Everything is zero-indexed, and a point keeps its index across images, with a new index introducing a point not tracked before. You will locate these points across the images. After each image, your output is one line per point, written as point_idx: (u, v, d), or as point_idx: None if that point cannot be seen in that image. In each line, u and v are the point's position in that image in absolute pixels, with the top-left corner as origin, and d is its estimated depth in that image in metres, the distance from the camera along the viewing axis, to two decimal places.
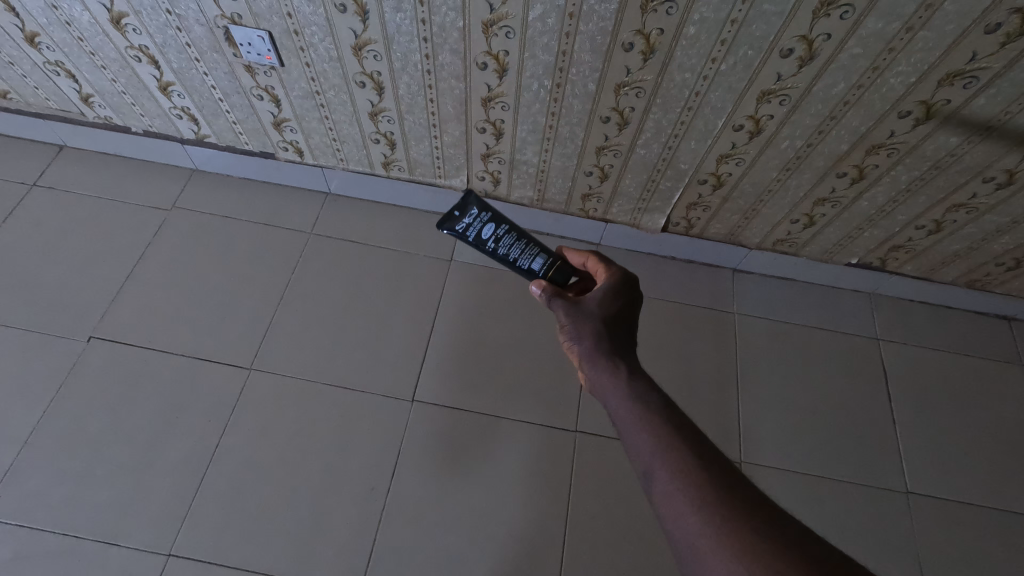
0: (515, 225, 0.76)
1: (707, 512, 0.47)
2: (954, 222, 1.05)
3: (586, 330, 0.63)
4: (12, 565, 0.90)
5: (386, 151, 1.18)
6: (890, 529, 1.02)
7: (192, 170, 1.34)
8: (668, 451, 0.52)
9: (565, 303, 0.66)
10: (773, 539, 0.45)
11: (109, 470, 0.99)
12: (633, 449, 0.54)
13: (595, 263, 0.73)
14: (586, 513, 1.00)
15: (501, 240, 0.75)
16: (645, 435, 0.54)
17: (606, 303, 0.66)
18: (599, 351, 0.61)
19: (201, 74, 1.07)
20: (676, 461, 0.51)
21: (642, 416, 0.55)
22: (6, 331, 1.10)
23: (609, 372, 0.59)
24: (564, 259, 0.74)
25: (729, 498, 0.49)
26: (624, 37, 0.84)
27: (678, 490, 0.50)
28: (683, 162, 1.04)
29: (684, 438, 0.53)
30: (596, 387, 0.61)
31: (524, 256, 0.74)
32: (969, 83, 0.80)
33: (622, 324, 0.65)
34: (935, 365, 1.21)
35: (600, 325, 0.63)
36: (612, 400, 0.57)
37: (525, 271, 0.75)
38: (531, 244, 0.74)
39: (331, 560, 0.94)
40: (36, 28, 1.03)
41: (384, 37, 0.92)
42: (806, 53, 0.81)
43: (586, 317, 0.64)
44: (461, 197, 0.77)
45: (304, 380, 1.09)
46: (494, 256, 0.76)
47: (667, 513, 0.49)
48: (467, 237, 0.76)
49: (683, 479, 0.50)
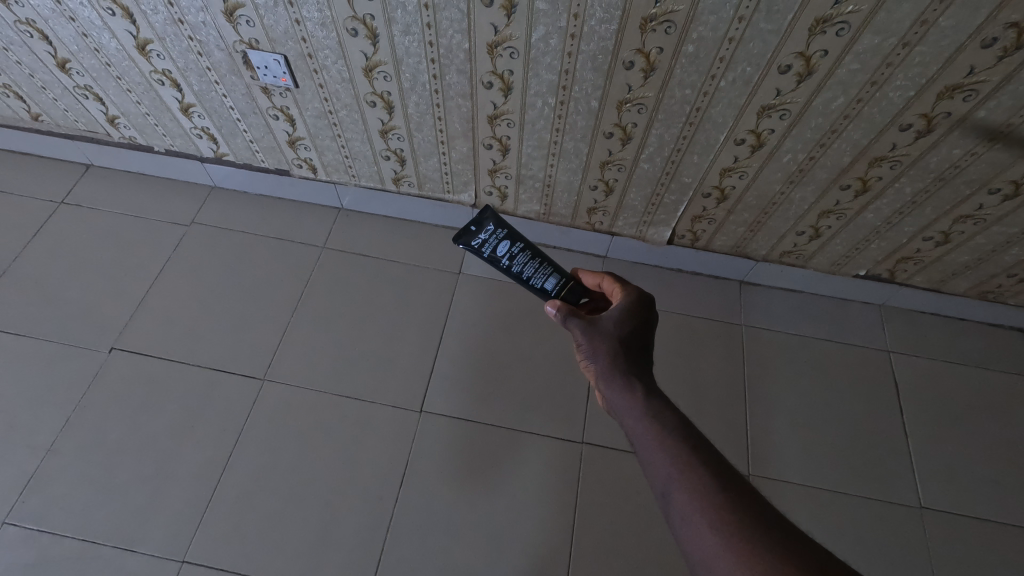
0: (529, 244, 0.79)
1: (725, 534, 0.49)
2: (962, 233, 1.05)
3: (603, 350, 0.65)
4: (33, 570, 0.93)
5: (396, 167, 1.21)
6: (903, 545, 1.00)
7: (210, 187, 1.39)
8: (683, 470, 0.54)
9: (582, 323, 0.68)
10: (788, 559, 0.46)
11: (127, 477, 1.01)
12: (650, 469, 0.56)
13: (611, 284, 0.75)
14: (593, 525, 1.00)
15: (516, 258, 0.79)
16: (661, 454, 0.55)
17: (622, 323, 0.68)
18: (614, 370, 0.64)
19: (220, 96, 1.12)
20: (694, 481, 0.52)
21: (658, 437, 0.57)
22: (33, 342, 1.14)
23: (625, 391, 0.62)
24: (577, 281, 0.80)
25: (746, 519, 0.50)
26: (624, 56, 0.87)
27: (696, 511, 0.51)
28: (686, 176, 1.06)
29: (701, 458, 0.55)
30: (613, 406, 0.63)
31: (539, 275, 0.78)
32: (969, 96, 0.81)
33: (638, 344, 0.67)
34: (948, 377, 1.19)
35: (616, 345, 0.65)
36: (628, 419, 0.60)
37: (537, 289, 0.79)
38: (546, 263, 0.79)
39: (340, 568, 0.95)
40: (67, 55, 1.09)
41: (393, 58, 0.96)
42: (804, 69, 0.83)
43: (602, 337, 0.67)
44: (478, 212, 0.80)
45: (315, 391, 1.12)
46: (508, 273, 0.79)
47: (685, 534, 0.51)
48: (483, 253, 0.79)
49: (700, 500, 0.51)
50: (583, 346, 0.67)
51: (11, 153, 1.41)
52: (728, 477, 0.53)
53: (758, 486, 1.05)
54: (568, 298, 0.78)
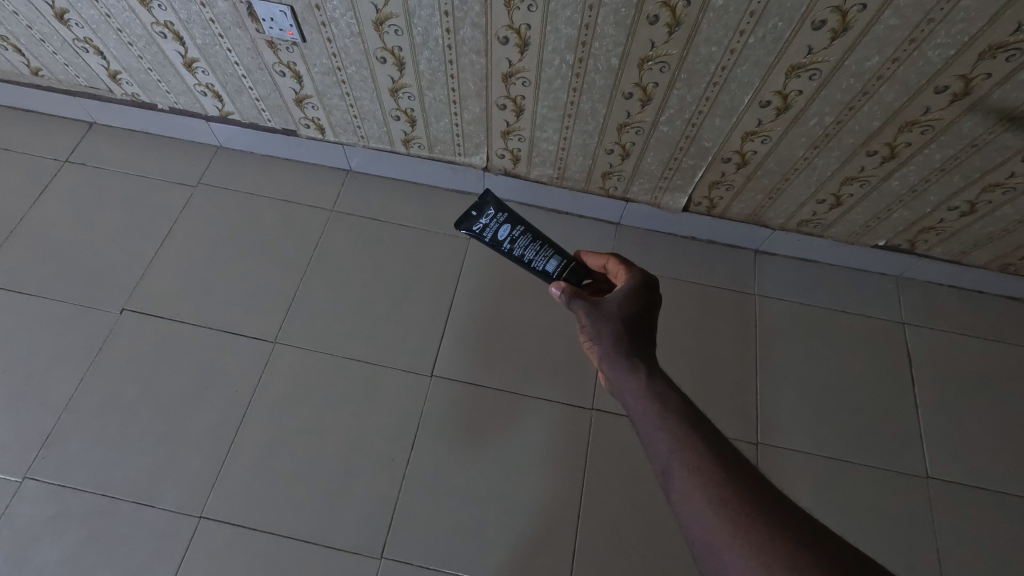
0: (531, 226, 0.78)
1: (726, 515, 0.48)
2: (988, 203, 1.02)
3: (607, 332, 0.64)
4: (56, 522, 0.95)
5: (407, 128, 1.18)
6: (907, 514, 1.01)
7: (216, 147, 1.36)
8: (685, 451, 0.53)
9: (586, 304, 0.67)
10: (788, 538, 0.46)
11: (143, 436, 1.03)
12: (652, 450, 0.55)
13: (615, 264, 0.73)
14: (601, 489, 1.02)
15: (517, 242, 0.77)
16: (663, 436, 0.55)
17: (627, 304, 0.66)
18: (619, 353, 0.62)
19: (224, 50, 1.08)
20: (694, 461, 0.52)
21: (661, 418, 0.56)
22: (43, 302, 1.14)
23: (629, 374, 0.61)
24: (579, 261, 0.78)
25: (747, 499, 0.49)
26: (649, 9, 0.82)
27: (695, 490, 0.51)
28: (707, 139, 1.03)
29: (702, 440, 0.54)
30: (616, 388, 0.62)
31: (540, 258, 0.76)
32: (1012, 56, 0.77)
33: (641, 325, 0.65)
34: (962, 350, 1.18)
35: (619, 326, 0.64)
36: (631, 401, 0.59)
37: (539, 272, 0.78)
38: (548, 245, 0.77)
39: (353, 526, 0.97)
40: (65, 5, 1.05)
41: (405, 11, 0.91)
42: (839, 25, 0.78)
43: (606, 318, 0.65)
44: (478, 197, 0.79)
45: (326, 355, 1.12)
46: (509, 256, 0.78)
47: (684, 513, 0.51)
48: (484, 238, 0.78)
49: (701, 480, 0.51)
50: (585, 328, 0.66)
51: (12, 110, 1.38)
52: (731, 457, 0.53)
53: (767, 453, 1.06)
54: (570, 279, 0.76)
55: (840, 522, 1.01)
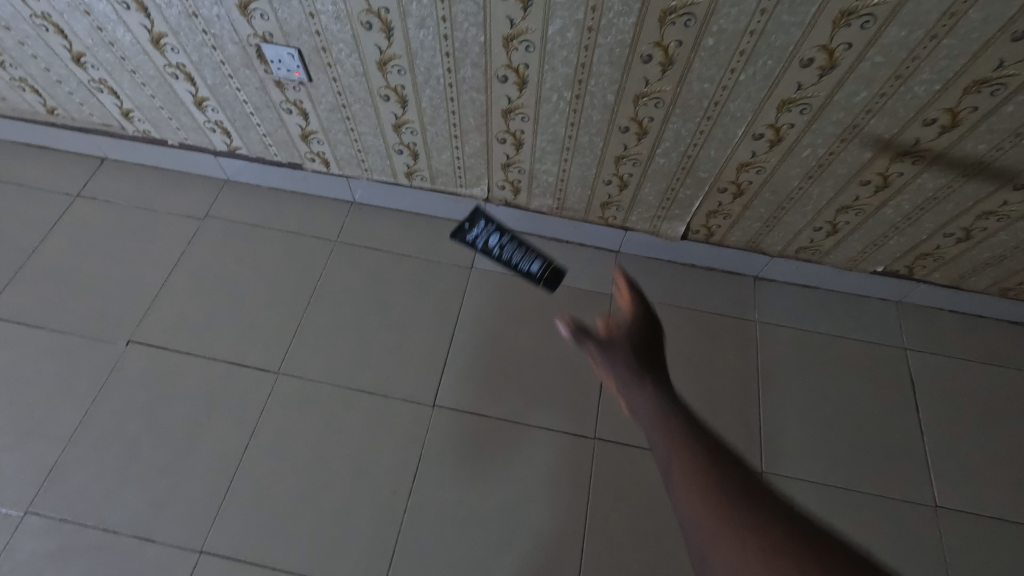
0: None
1: (718, 514, 0.50)
2: (984, 229, 1.03)
3: (610, 358, 0.70)
4: (56, 557, 0.95)
5: (409, 161, 1.21)
6: (918, 544, 1.00)
7: (224, 181, 1.39)
8: (680, 457, 0.56)
9: (591, 336, 0.74)
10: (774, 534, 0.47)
11: (145, 469, 1.03)
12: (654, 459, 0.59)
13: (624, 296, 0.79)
14: (605, 520, 1.01)
15: None
16: (662, 445, 0.59)
17: (629, 333, 0.72)
18: (622, 375, 0.68)
19: (233, 89, 1.12)
20: (688, 467, 0.55)
21: (660, 429, 0.60)
22: (51, 334, 1.16)
23: (632, 392, 0.66)
24: None
25: (738, 499, 0.51)
26: (642, 49, 0.85)
27: (689, 492, 0.53)
28: (703, 170, 1.05)
29: (697, 445, 0.57)
30: (626, 406, 0.67)
31: None
32: (997, 90, 0.79)
33: (644, 348, 0.71)
34: (965, 375, 1.17)
35: (621, 351, 0.70)
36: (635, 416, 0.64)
37: None
38: None
39: (354, 560, 0.96)
40: (82, 48, 1.10)
41: (408, 52, 0.95)
42: (826, 63, 0.81)
43: (609, 347, 0.72)
44: None
45: (329, 385, 1.12)
46: None
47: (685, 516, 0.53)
48: None
49: (694, 482, 0.53)
50: (594, 356, 0.73)
51: (27, 146, 1.42)
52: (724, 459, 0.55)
53: (772, 483, 1.05)
54: None
55: (849, 554, 0.99)
